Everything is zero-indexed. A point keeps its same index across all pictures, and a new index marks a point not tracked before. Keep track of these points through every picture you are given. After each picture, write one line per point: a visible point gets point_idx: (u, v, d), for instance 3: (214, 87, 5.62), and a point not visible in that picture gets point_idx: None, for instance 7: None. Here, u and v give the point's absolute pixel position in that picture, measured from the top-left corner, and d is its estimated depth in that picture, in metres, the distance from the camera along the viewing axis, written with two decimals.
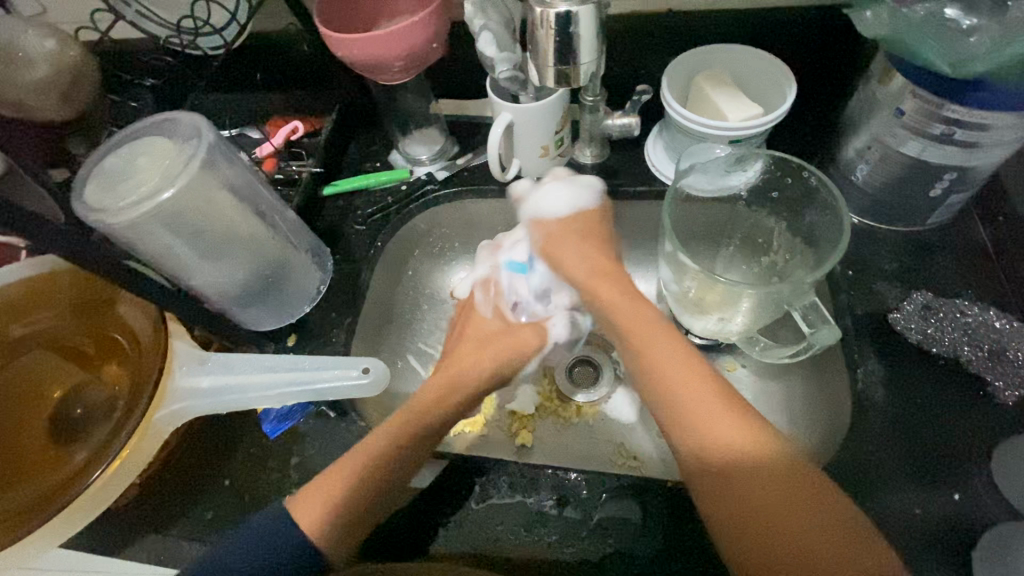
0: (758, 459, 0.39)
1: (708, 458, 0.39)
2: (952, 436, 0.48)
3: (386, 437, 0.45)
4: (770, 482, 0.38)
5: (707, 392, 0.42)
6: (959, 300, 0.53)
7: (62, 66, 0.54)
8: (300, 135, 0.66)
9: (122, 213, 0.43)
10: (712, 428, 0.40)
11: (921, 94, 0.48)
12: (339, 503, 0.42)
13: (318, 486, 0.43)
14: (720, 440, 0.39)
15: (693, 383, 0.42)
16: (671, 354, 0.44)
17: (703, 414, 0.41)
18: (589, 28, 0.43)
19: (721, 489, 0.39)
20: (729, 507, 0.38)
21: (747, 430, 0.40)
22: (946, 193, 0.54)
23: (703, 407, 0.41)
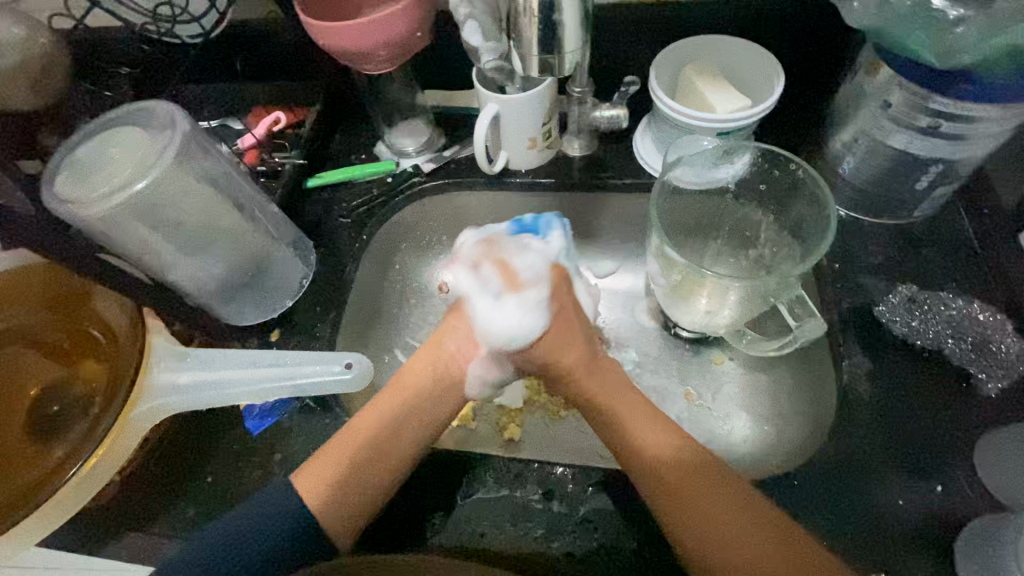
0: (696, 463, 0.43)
1: (649, 468, 0.43)
2: (935, 428, 0.48)
3: (392, 417, 0.46)
4: (704, 495, 0.41)
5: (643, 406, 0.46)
6: (944, 293, 0.54)
7: (33, 53, 0.52)
8: (283, 126, 0.65)
9: (94, 205, 0.42)
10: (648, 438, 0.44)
11: (908, 86, 0.48)
12: (335, 485, 0.43)
13: (326, 460, 0.44)
14: (659, 458, 0.43)
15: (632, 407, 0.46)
16: (610, 379, 0.48)
17: (644, 422, 0.45)
18: (573, 16, 0.43)
19: (672, 488, 0.41)
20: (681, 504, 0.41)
21: (676, 441, 0.44)
22: (932, 186, 0.54)
23: (642, 414, 0.46)
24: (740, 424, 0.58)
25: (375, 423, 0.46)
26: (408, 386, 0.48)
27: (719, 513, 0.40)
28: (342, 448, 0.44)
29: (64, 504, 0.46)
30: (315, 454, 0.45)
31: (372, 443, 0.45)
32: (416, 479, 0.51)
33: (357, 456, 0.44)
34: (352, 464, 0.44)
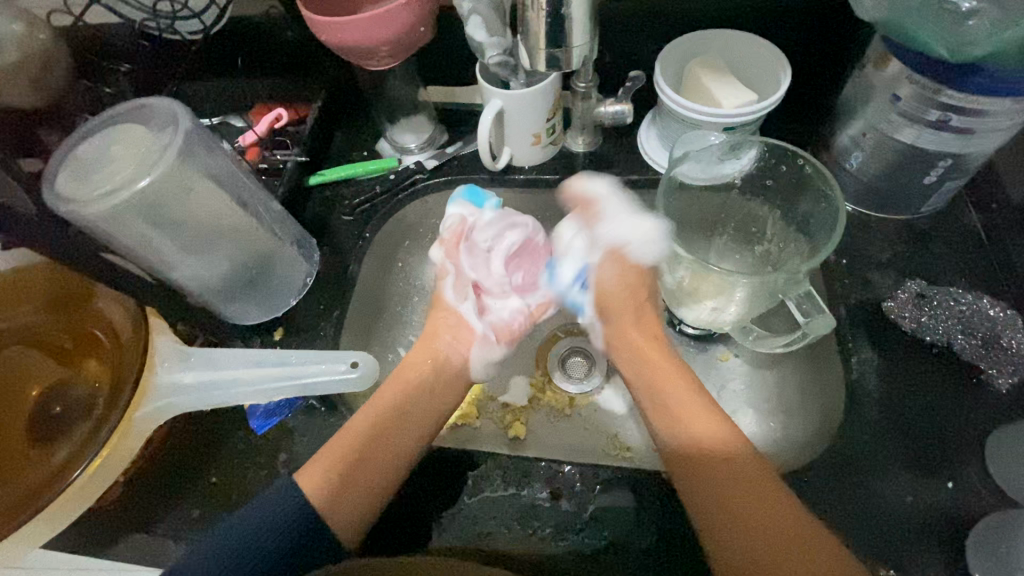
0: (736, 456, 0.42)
1: (687, 447, 0.43)
2: (946, 424, 0.48)
3: (381, 422, 0.48)
4: (735, 479, 0.41)
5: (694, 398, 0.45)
6: (953, 288, 0.53)
7: (33, 50, 0.52)
8: (284, 124, 0.64)
9: (97, 203, 0.42)
10: (691, 426, 0.44)
11: (917, 79, 0.48)
12: (337, 475, 0.44)
13: (323, 456, 0.45)
14: (704, 441, 0.43)
15: (682, 393, 0.46)
16: (659, 371, 0.48)
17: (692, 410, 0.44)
18: (581, 9, 0.42)
19: (700, 476, 0.42)
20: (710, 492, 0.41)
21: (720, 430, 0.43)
22: (941, 180, 0.53)
23: (692, 408, 0.45)
24: (748, 421, 0.58)
25: (368, 418, 0.48)
26: (388, 392, 0.50)
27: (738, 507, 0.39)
28: (338, 446, 0.45)
29: (68, 506, 0.45)
30: (317, 453, 0.46)
31: (369, 442, 0.46)
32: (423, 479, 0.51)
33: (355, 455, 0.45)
34: (355, 461, 0.45)
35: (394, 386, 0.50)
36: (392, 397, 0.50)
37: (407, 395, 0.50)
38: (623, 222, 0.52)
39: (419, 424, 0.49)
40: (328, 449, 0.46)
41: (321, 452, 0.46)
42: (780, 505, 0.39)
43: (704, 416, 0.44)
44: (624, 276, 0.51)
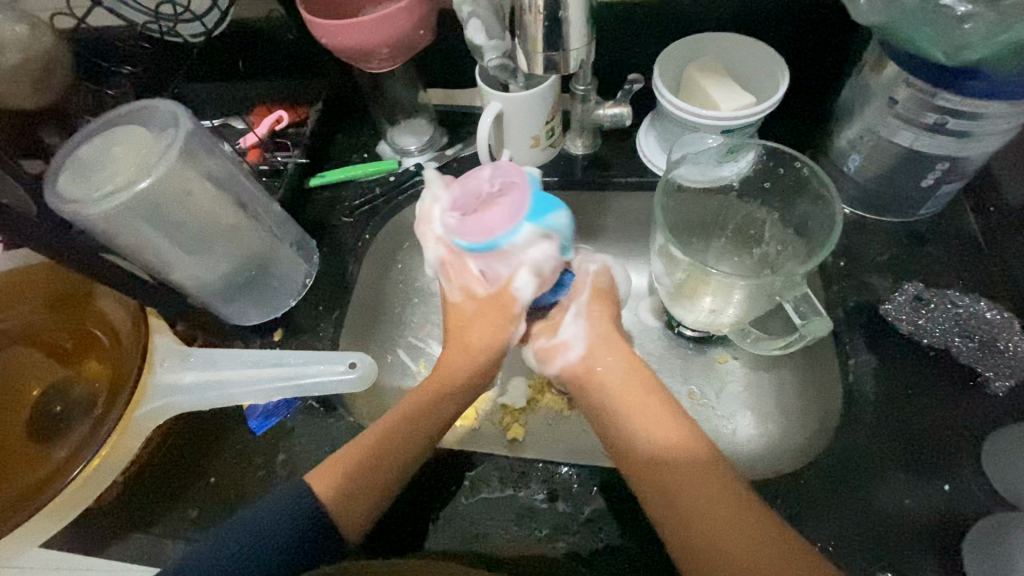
0: (688, 455, 0.42)
1: (649, 449, 0.43)
2: (942, 427, 0.48)
3: (409, 428, 0.47)
4: (689, 472, 0.42)
5: (652, 401, 0.46)
6: (950, 291, 0.53)
7: (36, 52, 0.52)
8: (284, 125, 0.65)
9: (98, 204, 0.42)
10: (653, 426, 0.44)
11: (914, 82, 0.48)
12: (351, 478, 0.44)
13: (338, 459, 0.45)
14: (658, 439, 0.44)
15: (637, 393, 0.46)
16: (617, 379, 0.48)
17: (645, 410, 0.45)
18: (579, 13, 0.42)
19: (656, 475, 0.42)
20: (660, 492, 0.42)
21: (679, 430, 0.44)
22: (938, 183, 0.53)
23: (641, 406, 0.46)
24: (746, 422, 0.58)
25: (400, 418, 0.47)
26: (419, 394, 0.49)
27: (703, 511, 0.40)
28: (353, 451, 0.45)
29: (68, 506, 0.45)
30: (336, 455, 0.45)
31: (387, 441, 0.46)
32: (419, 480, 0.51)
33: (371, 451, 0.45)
34: (369, 462, 0.45)
35: (420, 394, 0.49)
36: (413, 406, 0.48)
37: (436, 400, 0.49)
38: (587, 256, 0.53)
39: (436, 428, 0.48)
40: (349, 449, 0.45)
41: (344, 452, 0.45)
42: (735, 489, 0.40)
43: (656, 414, 0.45)
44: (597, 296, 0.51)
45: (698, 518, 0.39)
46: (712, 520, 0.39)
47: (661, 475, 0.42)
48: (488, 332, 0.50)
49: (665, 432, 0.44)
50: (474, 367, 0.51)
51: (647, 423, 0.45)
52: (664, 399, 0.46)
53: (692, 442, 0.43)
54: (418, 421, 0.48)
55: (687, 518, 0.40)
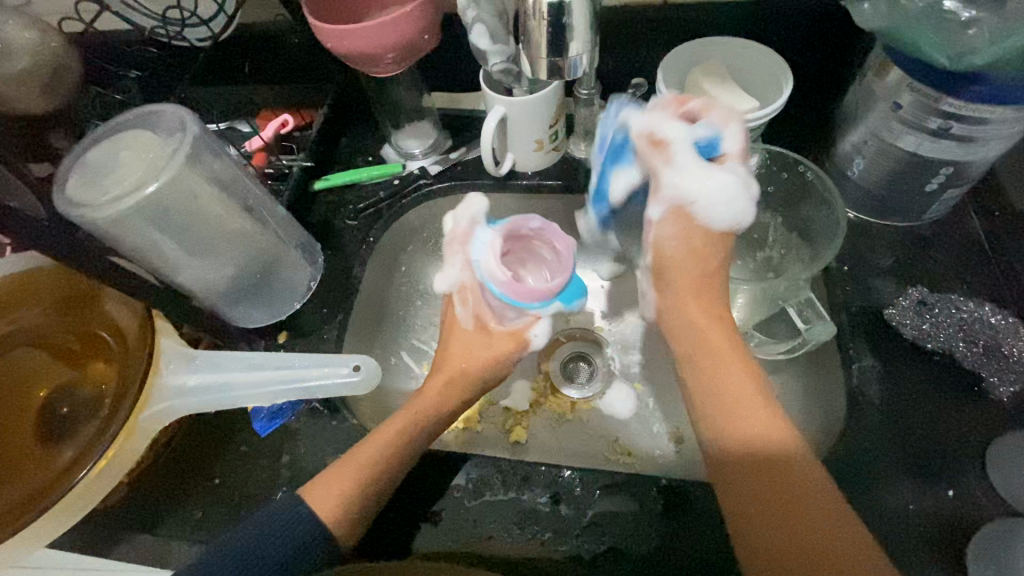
0: (782, 459, 0.39)
1: (743, 448, 0.40)
2: (946, 432, 0.48)
3: (393, 450, 0.47)
4: (781, 473, 0.39)
5: (749, 397, 0.42)
6: (955, 296, 0.53)
7: (45, 57, 0.53)
8: (290, 129, 0.66)
9: (105, 208, 0.42)
10: (749, 425, 0.41)
11: (917, 86, 0.48)
12: (349, 493, 0.44)
13: (331, 476, 0.44)
14: (755, 437, 0.40)
15: (732, 387, 0.42)
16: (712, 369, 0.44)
17: (739, 403, 0.41)
18: (582, 18, 0.43)
19: (741, 476, 0.40)
20: (751, 495, 0.39)
21: (779, 429, 0.40)
22: (943, 187, 0.53)
23: (745, 401, 0.41)
24: None
25: (384, 440, 0.47)
26: (399, 417, 0.48)
27: (775, 520, 0.38)
28: (351, 462, 0.45)
29: (74, 506, 0.46)
30: (328, 468, 0.45)
31: (376, 462, 0.45)
32: (422, 483, 0.51)
33: (367, 461, 0.45)
34: (361, 480, 0.44)
35: (405, 413, 0.49)
36: (405, 426, 0.48)
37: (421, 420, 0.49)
38: (715, 184, 0.45)
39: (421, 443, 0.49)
40: (342, 462, 0.45)
41: (335, 465, 0.45)
42: (817, 496, 0.38)
43: (761, 413, 0.41)
44: (688, 238, 0.46)
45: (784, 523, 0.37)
46: (794, 525, 0.37)
47: (754, 477, 0.39)
48: (473, 354, 0.54)
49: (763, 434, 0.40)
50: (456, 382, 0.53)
51: (747, 420, 0.41)
52: (763, 390, 0.42)
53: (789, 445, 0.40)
54: (404, 439, 0.48)
55: (766, 523, 0.38)
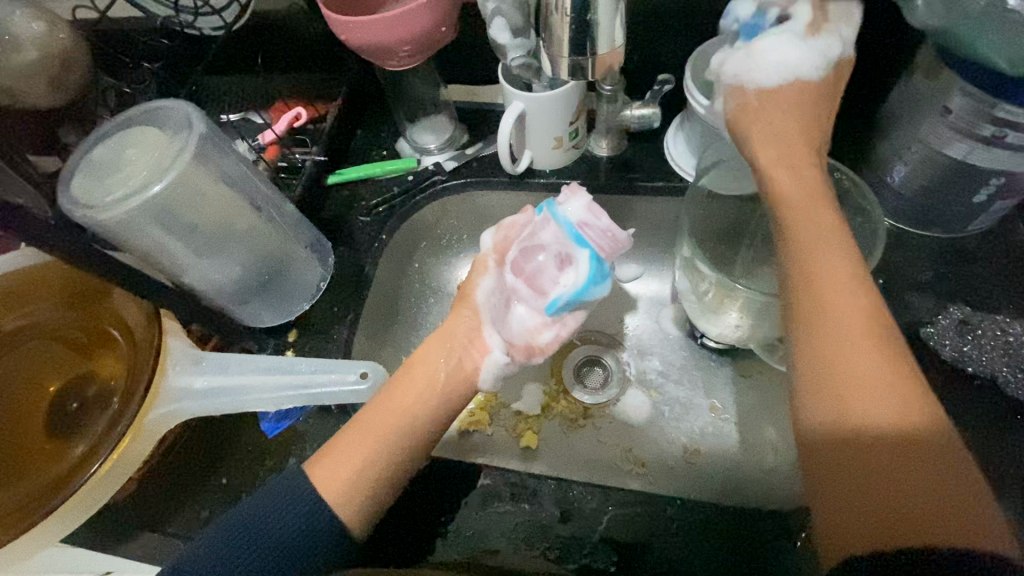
0: (931, 438, 0.30)
1: (882, 424, 0.31)
2: (983, 462, 0.45)
3: (414, 419, 0.43)
4: (917, 461, 0.29)
5: (855, 340, 0.33)
6: (1000, 316, 0.50)
7: (55, 49, 0.51)
8: (303, 122, 0.64)
9: (109, 209, 0.41)
10: (869, 397, 0.31)
11: (972, 92, 0.44)
12: (351, 479, 0.40)
13: (337, 459, 0.41)
14: (886, 414, 0.31)
15: (845, 340, 0.33)
16: (843, 341, 0.33)
17: (870, 373, 0.32)
18: (608, 13, 0.39)
19: (870, 458, 0.30)
20: (879, 478, 0.30)
21: (916, 407, 0.31)
22: (992, 199, 0.49)
23: (873, 369, 0.32)
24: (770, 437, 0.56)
25: (396, 423, 0.43)
26: (409, 390, 0.44)
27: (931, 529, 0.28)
28: (358, 445, 0.42)
29: (79, 508, 0.45)
30: (328, 444, 0.43)
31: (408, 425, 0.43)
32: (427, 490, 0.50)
33: (371, 458, 0.41)
34: (366, 472, 0.41)
35: (405, 394, 0.44)
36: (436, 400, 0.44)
37: (420, 398, 0.44)
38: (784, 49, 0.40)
39: (421, 440, 0.43)
40: (352, 436, 0.42)
41: (343, 439, 0.42)
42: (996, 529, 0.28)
43: (879, 379, 0.32)
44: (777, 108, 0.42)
45: (866, 456, 0.30)
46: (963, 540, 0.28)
47: (879, 457, 0.30)
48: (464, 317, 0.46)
49: (863, 379, 0.32)
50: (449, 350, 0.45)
51: (868, 382, 0.32)
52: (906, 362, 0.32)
53: (914, 412, 0.31)
54: (407, 421, 0.43)
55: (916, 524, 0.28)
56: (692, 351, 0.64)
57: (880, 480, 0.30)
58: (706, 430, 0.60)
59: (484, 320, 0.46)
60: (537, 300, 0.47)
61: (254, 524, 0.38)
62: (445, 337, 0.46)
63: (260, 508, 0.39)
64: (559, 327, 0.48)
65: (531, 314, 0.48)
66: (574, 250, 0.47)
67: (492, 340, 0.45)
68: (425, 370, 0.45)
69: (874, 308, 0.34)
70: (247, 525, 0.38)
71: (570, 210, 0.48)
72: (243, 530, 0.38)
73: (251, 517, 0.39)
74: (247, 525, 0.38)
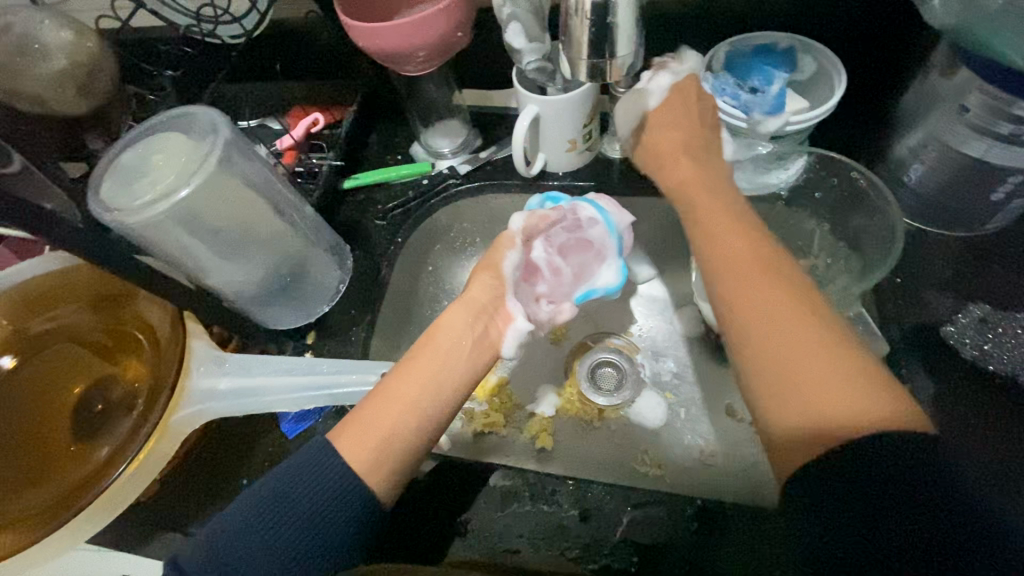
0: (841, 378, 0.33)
1: (792, 376, 0.34)
2: (1002, 458, 0.45)
3: (446, 376, 0.42)
4: (839, 402, 0.33)
5: (773, 296, 0.37)
6: (1021, 314, 0.49)
7: (80, 56, 0.52)
8: (321, 127, 0.65)
9: (138, 213, 0.42)
10: (788, 355, 0.34)
11: (990, 90, 0.44)
12: (376, 440, 0.39)
13: (362, 427, 0.40)
14: (804, 371, 0.34)
15: (759, 304, 0.37)
16: (756, 309, 0.36)
17: (782, 332, 0.35)
18: (628, 17, 0.40)
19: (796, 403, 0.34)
20: (808, 424, 0.33)
21: (822, 351, 0.34)
22: (1010, 197, 0.49)
23: (783, 327, 0.35)
24: None
25: (427, 385, 0.42)
26: (433, 354, 0.43)
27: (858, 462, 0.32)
28: (388, 407, 0.40)
29: (107, 507, 0.46)
30: (351, 413, 0.41)
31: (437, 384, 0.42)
32: (446, 490, 0.51)
33: (400, 424, 0.40)
34: (397, 433, 0.40)
35: (432, 356, 0.43)
36: (465, 364, 0.43)
37: (442, 366, 0.43)
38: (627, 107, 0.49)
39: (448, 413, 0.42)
40: (377, 399, 0.41)
41: (371, 402, 0.41)
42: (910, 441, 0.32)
43: (789, 337, 0.35)
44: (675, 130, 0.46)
45: (798, 393, 0.34)
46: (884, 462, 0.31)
47: (808, 403, 0.33)
48: (488, 282, 0.47)
49: (774, 322, 0.36)
50: (474, 316, 0.45)
51: (785, 342, 0.35)
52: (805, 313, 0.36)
53: (858, 380, 0.33)
54: (432, 391, 0.42)
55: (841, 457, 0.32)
56: (709, 352, 0.64)
57: (813, 413, 0.33)
58: (722, 430, 0.60)
59: (506, 292, 0.47)
60: (564, 291, 0.54)
61: (285, 496, 0.37)
62: (469, 306, 0.46)
63: (289, 479, 0.38)
64: (562, 313, 0.53)
65: (533, 295, 0.52)
66: (610, 254, 0.53)
67: (513, 308, 0.47)
68: (453, 332, 0.44)
69: (772, 260, 0.39)
70: (283, 494, 0.38)
71: (617, 217, 0.54)
72: (273, 503, 0.37)
73: (281, 488, 0.38)
74: (277, 496, 0.38)
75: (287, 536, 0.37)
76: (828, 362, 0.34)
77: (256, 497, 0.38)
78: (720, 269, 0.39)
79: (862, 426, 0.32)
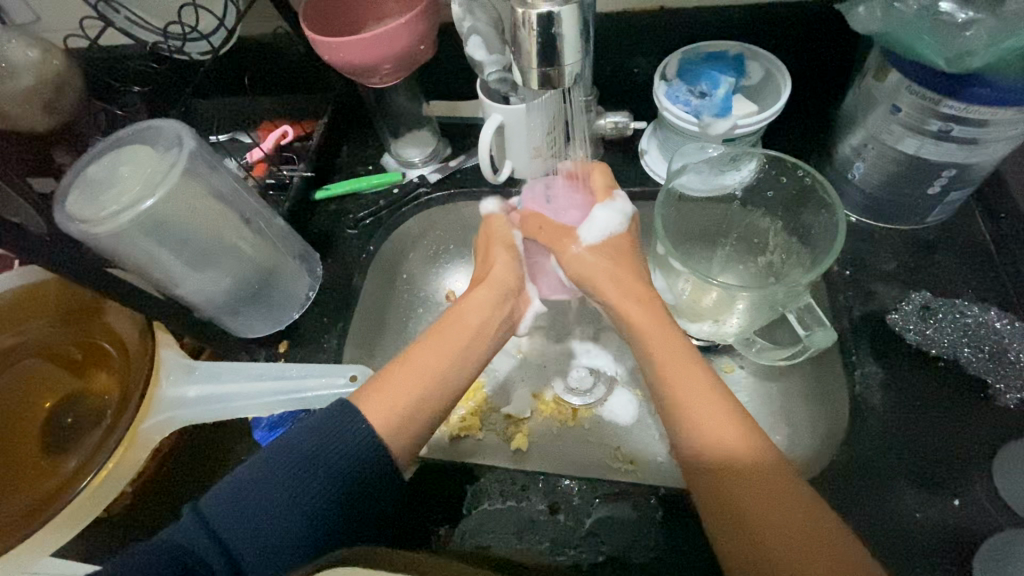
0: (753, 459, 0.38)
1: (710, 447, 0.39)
2: (948, 437, 0.47)
3: (468, 341, 0.47)
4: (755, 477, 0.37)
5: (694, 369, 0.42)
6: (960, 300, 0.52)
7: (47, 73, 0.53)
8: (290, 140, 0.66)
9: (102, 224, 0.43)
10: (706, 423, 0.40)
11: (918, 90, 0.47)
12: (400, 410, 0.43)
13: (385, 393, 0.43)
14: (719, 439, 0.39)
15: (685, 370, 0.42)
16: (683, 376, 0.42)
17: (691, 392, 0.41)
18: (572, 28, 0.42)
19: (720, 475, 0.38)
20: (727, 496, 0.37)
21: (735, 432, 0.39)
22: (945, 190, 0.52)
23: (708, 402, 0.40)
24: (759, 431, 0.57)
25: (447, 358, 0.46)
26: (460, 329, 0.47)
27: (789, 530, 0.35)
28: (418, 374, 0.44)
29: (77, 516, 0.46)
30: (376, 377, 0.45)
31: (459, 350, 0.46)
32: (424, 492, 0.51)
33: (424, 391, 0.44)
34: (418, 397, 0.43)
35: (455, 328, 0.47)
36: (490, 328, 0.49)
37: (465, 333, 0.48)
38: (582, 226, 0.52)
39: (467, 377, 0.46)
40: (404, 369, 0.45)
41: (396, 372, 0.44)
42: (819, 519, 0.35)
43: (708, 415, 0.40)
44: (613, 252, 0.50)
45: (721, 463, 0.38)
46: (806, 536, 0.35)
47: (724, 473, 0.38)
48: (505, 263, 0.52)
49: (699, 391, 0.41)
50: (496, 291, 0.50)
51: (705, 415, 0.40)
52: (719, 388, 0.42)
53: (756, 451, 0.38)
54: (453, 361, 0.46)
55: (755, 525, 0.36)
56: None
57: (735, 481, 0.37)
58: None
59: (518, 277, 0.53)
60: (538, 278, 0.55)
61: (308, 460, 0.39)
62: (493, 285, 0.50)
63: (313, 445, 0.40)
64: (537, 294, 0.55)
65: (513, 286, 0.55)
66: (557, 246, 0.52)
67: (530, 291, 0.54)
68: (475, 304, 0.49)
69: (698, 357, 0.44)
70: (294, 463, 0.39)
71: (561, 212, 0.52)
72: (289, 470, 0.39)
73: (304, 452, 0.39)
74: (297, 459, 0.39)
75: (304, 500, 0.39)
76: (821, 539, 0.34)
77: (272, 463, 0.39)
78: (661, 346, 0.44)
79: (808, 521, 0.35)
